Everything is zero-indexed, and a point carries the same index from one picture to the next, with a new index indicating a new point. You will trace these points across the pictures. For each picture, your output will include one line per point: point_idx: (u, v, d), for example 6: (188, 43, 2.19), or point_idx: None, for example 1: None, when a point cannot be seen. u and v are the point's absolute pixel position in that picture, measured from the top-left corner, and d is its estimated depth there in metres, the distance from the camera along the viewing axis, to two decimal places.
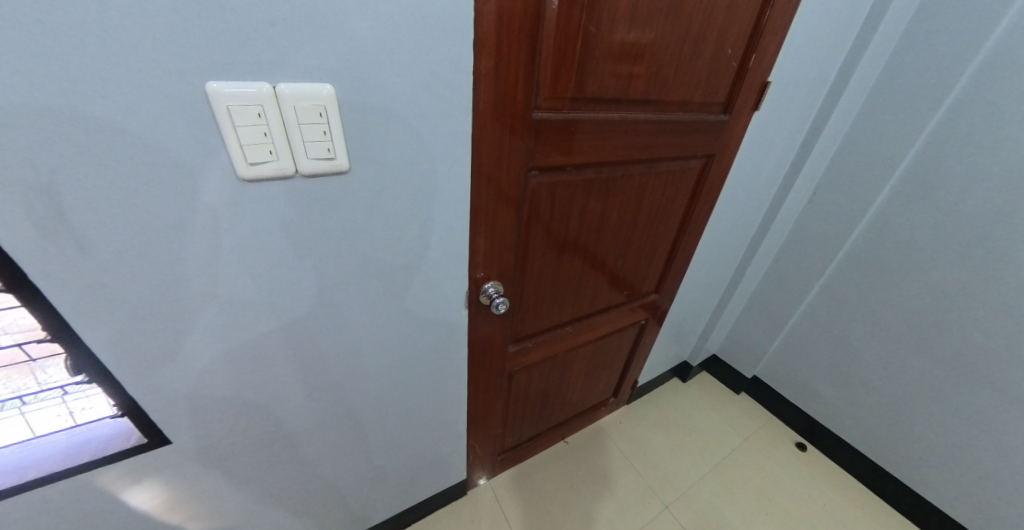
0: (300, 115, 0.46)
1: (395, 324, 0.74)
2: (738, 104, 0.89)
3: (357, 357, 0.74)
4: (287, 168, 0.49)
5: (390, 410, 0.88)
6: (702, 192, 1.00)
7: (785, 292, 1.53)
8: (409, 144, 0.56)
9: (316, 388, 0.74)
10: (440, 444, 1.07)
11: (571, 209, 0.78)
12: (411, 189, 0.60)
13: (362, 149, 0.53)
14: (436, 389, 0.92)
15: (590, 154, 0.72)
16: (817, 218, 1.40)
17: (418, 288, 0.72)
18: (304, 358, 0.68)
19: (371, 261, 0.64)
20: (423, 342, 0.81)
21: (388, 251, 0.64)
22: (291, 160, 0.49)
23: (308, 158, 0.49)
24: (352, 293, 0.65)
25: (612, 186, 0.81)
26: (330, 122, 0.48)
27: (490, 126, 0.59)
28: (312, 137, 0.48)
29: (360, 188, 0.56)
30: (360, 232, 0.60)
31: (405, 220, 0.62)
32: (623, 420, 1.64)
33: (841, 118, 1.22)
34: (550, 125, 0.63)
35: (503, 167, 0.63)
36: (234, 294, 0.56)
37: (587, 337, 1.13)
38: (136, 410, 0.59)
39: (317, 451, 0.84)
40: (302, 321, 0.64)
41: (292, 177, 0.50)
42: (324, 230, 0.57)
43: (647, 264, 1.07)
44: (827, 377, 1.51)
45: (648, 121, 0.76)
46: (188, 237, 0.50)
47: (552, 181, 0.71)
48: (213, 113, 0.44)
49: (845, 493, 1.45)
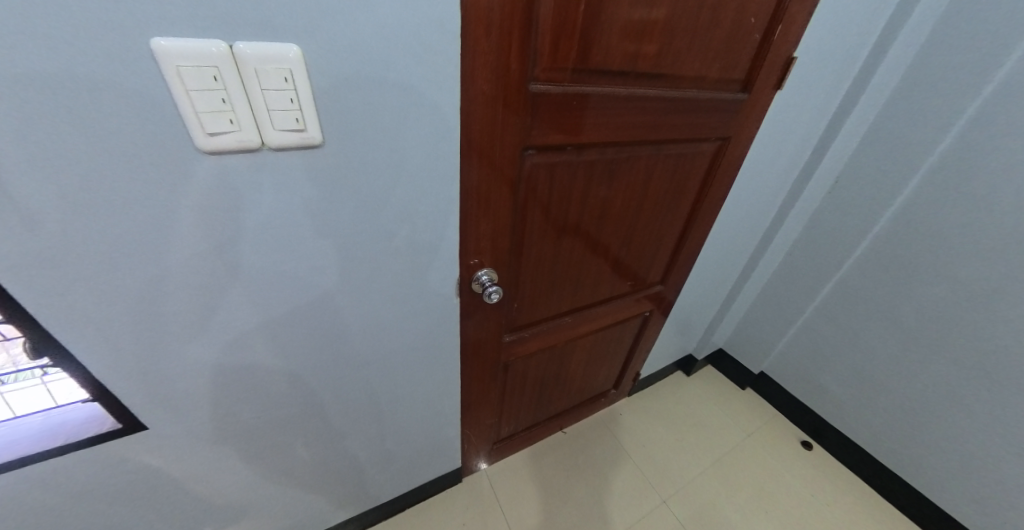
0: (262, 79, 0.40)
1: (381, 314, 0.70)
2: (758, 82, 0.82)
3: (343, 348, 0.71)
4: (250, 140, 0.43)
5: (381, 401, 0.86)
6: (714, 178, 0.94)
7: (798, 287, 1.46)
8: (397, 119, 0.50)
9: (297, 379, 0.71)
10: (434, 434, 1.05)
11: (571, 193, 0.73)
12: (397, 169, 0.54)
13: (341, 122, 0.47)
14: (428, 379, 0.89)
15: (593, 134, 0.66)
16: (837, 209, 1.32)
17: (407, 276, 0.67)
18: (285, 350, 0.64)
19: (355, 247, 0.59)
20: (414, 332, 0.77)
21: (373, 238, 0.59)
22: (257, 132, 0.43)
23: (275, 128, 0.43)
24: (334, 281, 0.61)
25: (617, 169, 0.75)
26: (297, 87, 0.42)
27: (483, 98, 0.53)
28: (280, 106, 0.42)
29: (339, 168, 0.50)
30: (341, 218, 0.54)
31: (392, 204, 0.57)
32: (624, 412, 1.61)
33: (871, 99, 1.12)
34: (548, 98, 0.58)
35: (496, 144, 0.58)
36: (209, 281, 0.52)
37: (588, 328, 1.09)
38: (111, 400, 0.56)
39: (303, 442, 0.81)
40: (281, 310, 0.60)
41: (258, 149, 0.45)
42: (302, 217, 0.51)
43: (653, 253, 1.02)
44: (839, 375, 1.45)
45: (659, 99, 0.70)
46: (148, 221, 0.44)
47: (551, 161, 0.66)
48: (160, 74, 0.37)
49: (849, 493, 1.41)
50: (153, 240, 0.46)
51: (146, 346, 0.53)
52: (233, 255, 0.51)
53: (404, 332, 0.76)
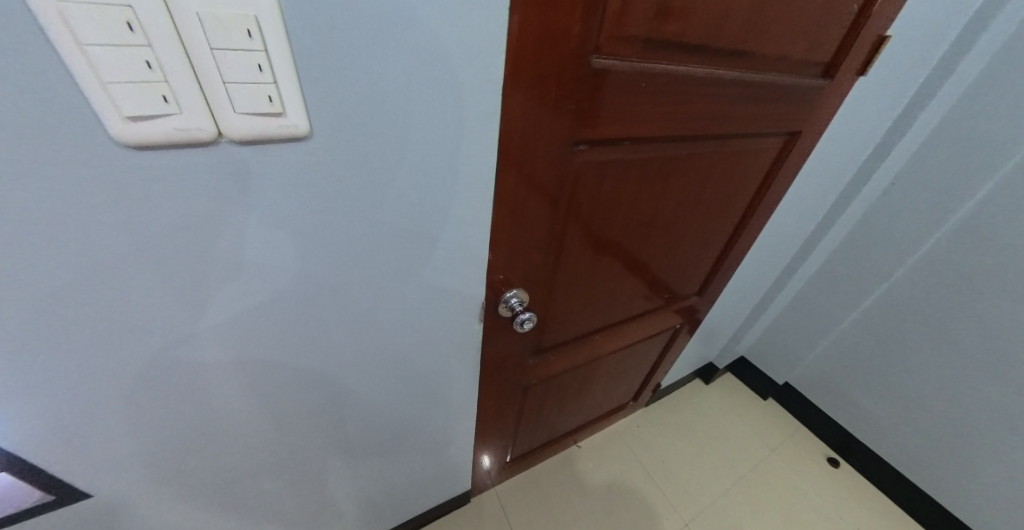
0: (210, 32, 0.26)
1: (384, 341, 0.58)
2: (842, 65, 0.68)
3: (342, 378, 0.59)
4: (198, 126, 0.29)
5: (385, 429, 0.75)
6: (772, 179, 0.81)
7: (837, 296, 1.34)
8: (418, 99, 0.36)
9: (282, 418, 0.58)
10: (440, 459, 0.94)
11: (619, 197, 0.60)
12: (416, 168, 0.41)
13: (339, 102, 0.33)
14: (437, 405, 0.77)
15: (655, 127, 0.53)
16: (890, 213, 1.19)
17: (418, 297, 0.55)
18: (269, 387, 0.52)
19: (358, 266, 0.46)
20: (423, 358, 0.65)
21: (381, 253, 0.46)
22: (208, 114, 0.29)
23: (237, 110, 0.29)
24: (331, 305, 0.48)
25: (674, 169, 0.62)
26: (268, 49, 0.28)
27: (531, 76, 0.39)
28: (242, 74, 0.28)
29: (339, 167, 0.37)
30: (339, 229, 0.41)
31: (407, 213, 0.44)
32: (640, 424, 1.51)
33: (951, 88, 0.97)
34: (610, 78, 0.44)
35: (539, 137, 0.45)
36: (161, 316, 0.38)
37: (614, 344, 0.98)
38: (36, 472, 0.42)
39: (291, 480, 0.70)
40: (259, 345, 0.47)
41: (209, 140, 0.30)
42: (287, 230, 0.39)
43: (695, 263, 0.90)
44: (875, 393, 1.35)
45: (735, 83, 0.56)
46: (53, 251, 0.30)
47: (602, 160, 0.52)
48: (30, 13, 0.22)
49: (880, 517, 1.32)
50: (71, 272, 0.32)
51: (83, 402, 0.40)
52: (193, 282, 0.38)
53: (413, 356, 0.65)
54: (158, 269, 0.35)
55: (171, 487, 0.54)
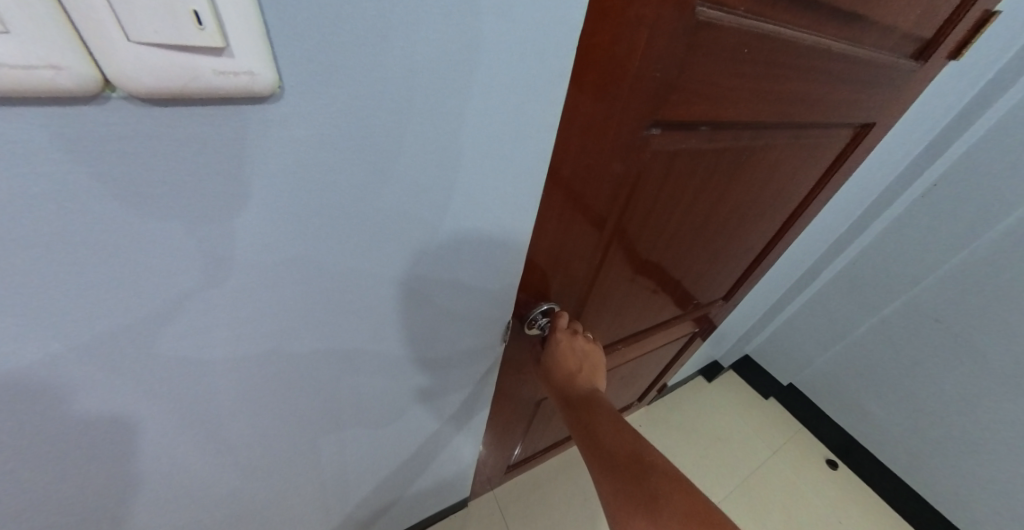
0: None
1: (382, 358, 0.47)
2: (941, 45, 0.57)
3: (333, 396, 0.49)
4: (52, 61, 0.14)
5: (382, 446, 0.65)
6: (833, 177, 0.71)
7: (857, 300, 1.28)
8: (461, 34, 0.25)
9: (255, 449, 0.47)
10: (439, 469, 0.85)
11: (680, 195, 0.49)
12: (441, 139, 0.30)
13: (336, 26, 0.21)
14: (440, 420, 0.68)
15: (743, 109, 0.42)
16: (927, 215, 1.10)
17: (425, 308, 0.44)
18: (242, 411, 0.42)
19: (350, 271, 0.35)
20: (427, 374, 0.55)
21: (381, 254, 0.35)
22: (63, 21, 0.14)
23: (140, 36, 0.15)
24: (314, 317, 0.38)
25: (744, 163, 0.52)
26: None
27: (615, 26, 0.28)
28: None
29: (326, 131, 0.25)
30: (326, 227, 0.30)
31: (422, 201, 0.33)
32: (643, 423, 1.45)
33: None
34: (711, 41, 0.33)
35: (609, 120, 0.34)
36: (84, 341, 0.27)
37: (635, 352, 0.89)
38: None
39: (271, 509, 0.59)
40: (217, 373, 0.36)
41: (85, 91, 0.16)
42: (249, 224, 0.27)
43: (732, 268, 0.81)
44: (885, 399, 1.31)
45: (840, 57, 0.45)
46: None
47: (673, 150, 0.41)
48: None
49: (877, 520, 1.32)
50: None
51: None
52: (125, 294, 0.26)
53: (416, 372, 0.54)
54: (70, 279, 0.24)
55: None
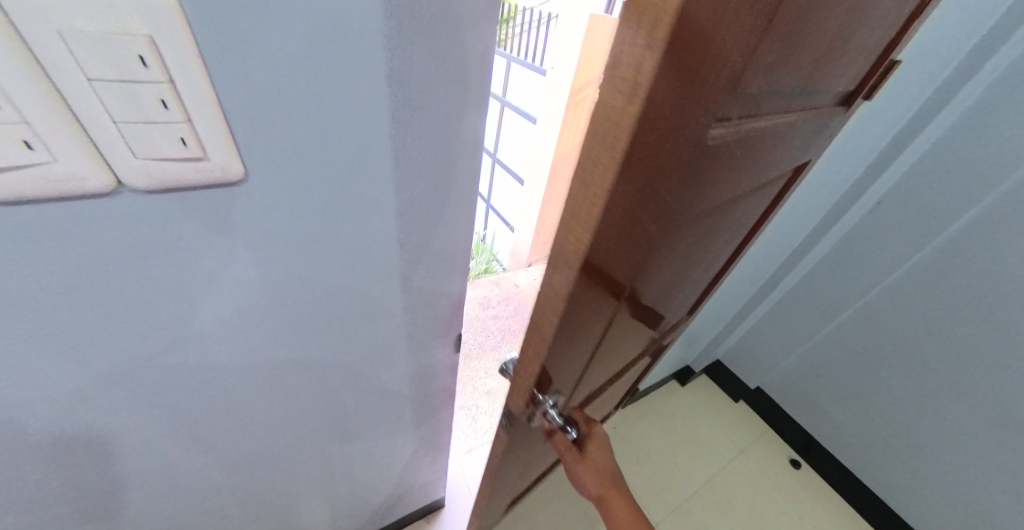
0: (85, 62, 0.19)
1: (354, 363, 0.53)
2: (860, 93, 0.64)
3: (309, 390, 0.52)
4: (80, 174, 0.23)
5: (359, 443, 0.69)
6: (778, 203, 0.78)
7: (814, 307, 1.36)
8: (403, 57, 0.30)
9: (238, 447, 0.53)
10: (413, 471, 0.90)
11: (669, 269, 0.51)
12: (394, 165, 0.36)
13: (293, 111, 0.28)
14: (412, 422, 0.73)
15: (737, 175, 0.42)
16: (873, 230, 1.19)
17: (394, 317, 0.51)
18: (222, 398, 0.45)
19: (320, 287, 0.42)
20: (398, 377, 0.61)
21: (346, 263, 0.41)
22: (96, 156, 0.23)
23: (137, 156, 0.23)
24: (287, 312, 0.42)
25: (719, 226, 0.54)
26: (172, 75, 0.22)
27: (635, 183, 0.27)
28: (138, 113, 0.22)
29: (296, 174, 0.32)
30: (299, 251, 0.37)
31: (384, 220, 0.40)
32: (619, 427, 1.52)
33: (950, 101, 0.97)
34: (707, 167, 0.33)
35: (623, 251, 0.34)
36: (86, 330, 0.32)
37: (623, 381, 0.90)
38: None
39: (251, 506, 0.64)
40: (208, 374, 0.42)
41: (107, 188, 0.24)
42: (235, 247, 0.33)
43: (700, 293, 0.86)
44: (842, 400, 1.40)
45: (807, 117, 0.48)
46: None
47: (669, 244, 0.42)
48: None
49: (837, 518, 1.39)
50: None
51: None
52: (131, 307, 0.32)
53: (385, 377, 0.60)
54: (78, 279, 0.29)
55: (119, 518, 0.49)
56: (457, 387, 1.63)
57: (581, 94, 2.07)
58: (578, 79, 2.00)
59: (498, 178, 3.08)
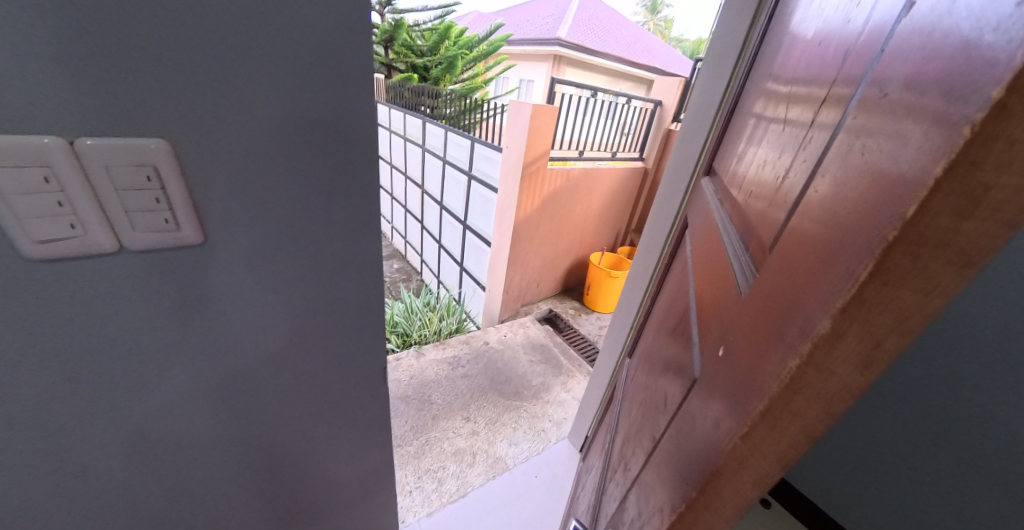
0: (116, 180, 0.40)
1: (301, 386, 0.66)
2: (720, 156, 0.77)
3: (257, 409, 0.63)
4: (100, 241, 0.41)
5: (304, 472, 0.76)
6: None
7: None
8: (323, 159, 0.50)
9: (196, 468, 0.62)
10: (367, 512, 0.95)
11: None
12: (324, 227, 0.54)
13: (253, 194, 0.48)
14: (359, 452, 0.82)
15: (736, 252, 0.46)
16: None
17: (333, 344, 0.65)
18: (180, 413, 0.56)
19: (270, 317, 0.57)
20: (342, 401, 0.72)
21: (291, 298, 0.57)
22: (111, 231, 0.42)
23: (136, 229, 0.43)
24: (245, 337, 0.56)
25: None
26: (162, 184, 0.42)
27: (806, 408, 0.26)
28: (142, 206, 0.42)
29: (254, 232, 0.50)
30: (256, 288, 0.53)
31: (318, 265, 0.57)
32: None
33: None
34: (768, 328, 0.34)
35: None
36: (94, 345, 0.46)
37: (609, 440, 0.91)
38: None
39: None
40: (178, 391, 0.54)
41: (113, 251, 0.43)
42: (210, 284, 0.50)
43: None
44: None
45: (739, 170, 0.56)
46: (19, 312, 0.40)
47: None
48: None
49: None
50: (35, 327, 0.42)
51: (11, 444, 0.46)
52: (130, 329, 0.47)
53: (330, 402, 0.71)
54: (97, 305, 0.44)
55: None
56: (424, 447, 1.62)
57: (533, 166, 2.37)
58: (528, 154, 2.31)
59: (469, 244, 3.30)
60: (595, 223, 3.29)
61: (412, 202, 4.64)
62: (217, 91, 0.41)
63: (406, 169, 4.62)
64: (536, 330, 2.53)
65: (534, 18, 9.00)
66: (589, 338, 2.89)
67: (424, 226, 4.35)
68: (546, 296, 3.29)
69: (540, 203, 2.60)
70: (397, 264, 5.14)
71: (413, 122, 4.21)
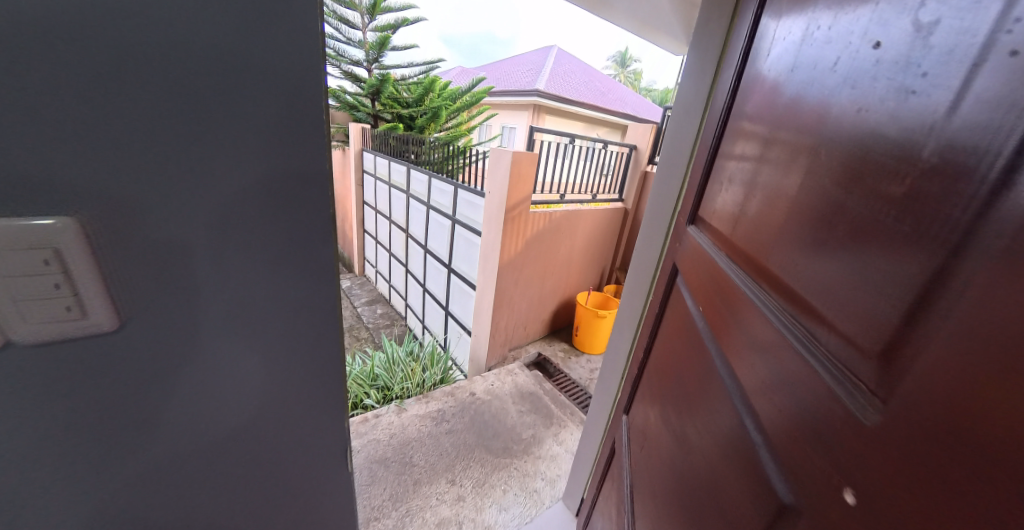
0: (3, 266, 0.34)
1: (249, 472, 0.57)
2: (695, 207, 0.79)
3: (191, 508, 0.54)
4: None
5: None
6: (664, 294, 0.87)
7: None
8: (279, 220, 0.47)
9: None
10: None
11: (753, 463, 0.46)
12: (277, 291, 0.50)
13: (198, 265, 0.43)
14: None
15: (786, 324, 0.43)
16: None
17: (288, 420, 0.57)
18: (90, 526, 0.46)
19: (212, 397, 0.50)
20: (298, 487, 0.63)
21: (238, 374, 0.50)
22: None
23: (30, 321, 0.37)
24: (177, 424, 0.48)
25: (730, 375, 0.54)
26: (67, 267, 0.37)
27: None
28: (39, 293, 0.36)
29: (198, 305, 0.45)
30: (194, 365, 0.47)
31: (271, 333, 0.51)
32: None
33: None
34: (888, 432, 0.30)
35: None
36: None
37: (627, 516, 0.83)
38: None
39: None
40: (95, 498, 0.45)
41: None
42: (138, 366, 0.43)
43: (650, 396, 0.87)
44: None
45: (758, 202, 0.53)
46: None
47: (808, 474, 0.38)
48: None
49: None
50: None
51: None
52: (26, 431, 0.39)
53: (284, 489, 0.62)
54: None
55: None
56: (404, 519, 1.46)
57: (515, 210, 2.40)
58: (511, 199, 2.33)
59: (454, 288, 3.24)
60: (580, 262, 3.30)
61: (396, 245, 4.62)
62: (148, 155, 0.38)
63: (390, 214, 4.65)
64: (524, 377, 2.43)
65: (513, 71, 9.60)
66: (580, 382, 2.79)
67: (408, 270, 4.29)
68: (534, 339, 3.21)
69: (524, 246, 2.59)
70: (381, 309, 5.01)
71: (398, 168, 4.28)
